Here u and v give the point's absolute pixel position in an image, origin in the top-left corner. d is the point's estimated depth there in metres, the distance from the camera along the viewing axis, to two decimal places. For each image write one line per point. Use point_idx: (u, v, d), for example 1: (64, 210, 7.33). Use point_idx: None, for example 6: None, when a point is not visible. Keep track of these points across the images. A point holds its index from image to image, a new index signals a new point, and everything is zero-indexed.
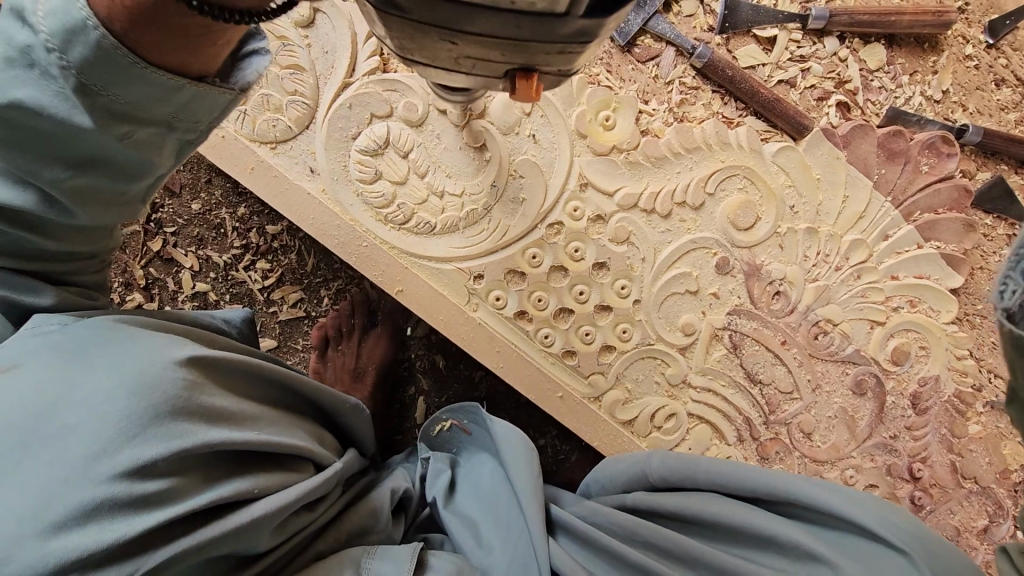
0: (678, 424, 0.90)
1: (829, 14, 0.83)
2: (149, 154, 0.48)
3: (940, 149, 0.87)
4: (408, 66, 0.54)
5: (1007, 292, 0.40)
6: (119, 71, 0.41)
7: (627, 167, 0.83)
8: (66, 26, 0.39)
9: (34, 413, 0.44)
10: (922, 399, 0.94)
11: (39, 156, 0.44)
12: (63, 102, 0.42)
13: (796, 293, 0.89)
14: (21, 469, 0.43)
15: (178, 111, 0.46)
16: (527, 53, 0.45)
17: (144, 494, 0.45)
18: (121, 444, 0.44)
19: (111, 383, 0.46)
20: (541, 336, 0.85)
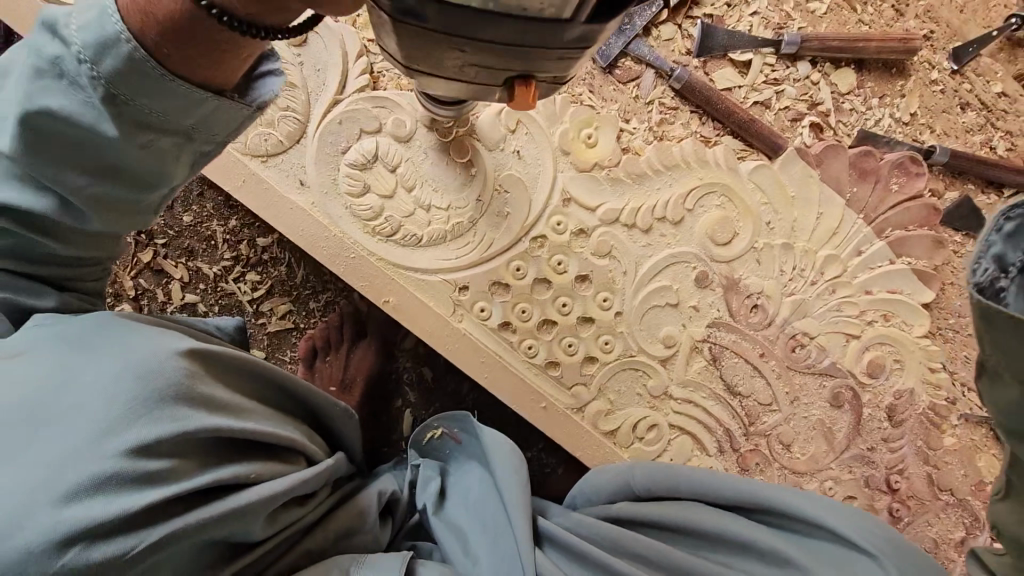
0: (659, 435, 0.91)
1: (801, 40, 0.87)
2: (166, 163, 0.52)
3: (910, 169, 0.91)
4: (406, 74, 0.56)
5: (979, 270, 0.41)
6: (146, 81, 0.46)
7: (608, 184, 0.86)
8: (97, 40, 0.44)
9: (49, 397, 0.49)
10: (897, 411, 0.97)
11: (68, 160, 0.50)
12: (91, 110, 0.47)
13: (773, 306, 0.92)
14: (37, 445, 0.48)
15: (197, 123, 0.50)
16: (529, 59, 0.47)
17: (147, 472, 0.49)
18: (128, 425, 0.49)
19: (119, 369, 0.50)
20: (524, 347, 0.86)
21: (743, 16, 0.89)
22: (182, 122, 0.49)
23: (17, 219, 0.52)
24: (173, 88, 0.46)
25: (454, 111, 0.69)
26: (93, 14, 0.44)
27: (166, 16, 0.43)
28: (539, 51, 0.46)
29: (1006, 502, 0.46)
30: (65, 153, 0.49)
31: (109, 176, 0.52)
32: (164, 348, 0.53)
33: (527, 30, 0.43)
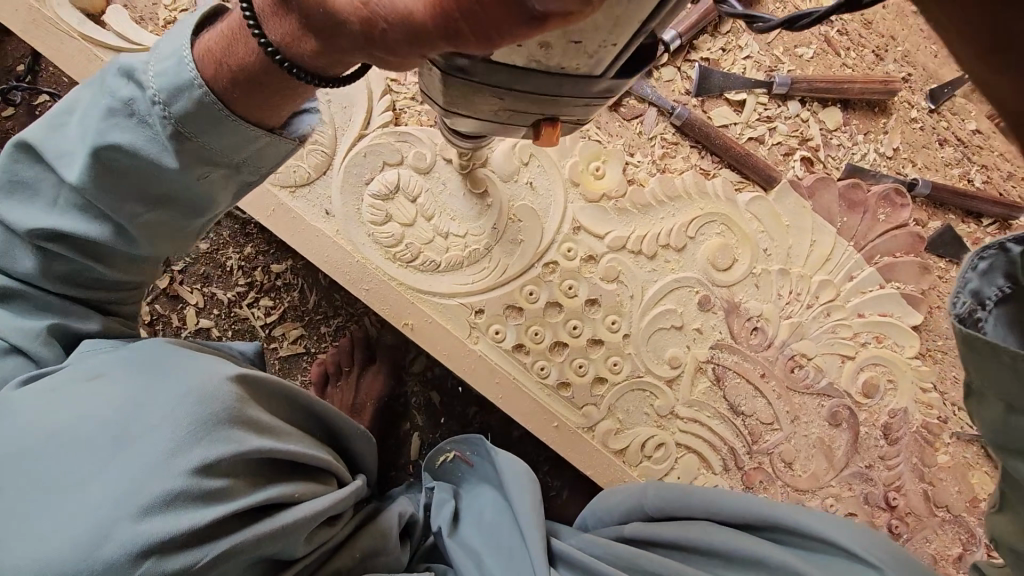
0: (667, 453, 0.95)
1: (791, 81, 0.94)
2: (215, 191, 0.60)
3: (895, 201, 0.97)
4: (442, 115, 0.61)
5: (959, 302, 0.45)
6: (211, 119, 0.53)
7: (616, 213, 0.91)
8: (172, 84, 0.52)
9: (118, 419, 0.52)
10: (893, 430, 1.01)
11: (130, 188, 0.58)
12: (157, 146, 0.55)
13: (772, 329, 0.96)
14: (110, 464, 0.51)
15: (247, 158, 0.58)
16: (559, 106, 0.53)
17: (209, 490, 0.52)
18: (192, 445, 0.52)
19: (179, 393, 0.54)
20: (537, 368, 0.90)
21: (737, 60, 0.96)
22: (236, 152, 0.56)
23: (77, 246, 0.61)
24: (232, 126, 0.54)
25: (472, 142, 0.75)
26: (169, 63, 0.52)
27: (238, 63, 0.51)
28: (568, 101, 0.52)
29: (1001, 514, 0.48)
30: (130, 182, 0.57)
31: (165, 202, 0.60)
32: (218, 373, 0.57)
33: (560, 83, 0.49)
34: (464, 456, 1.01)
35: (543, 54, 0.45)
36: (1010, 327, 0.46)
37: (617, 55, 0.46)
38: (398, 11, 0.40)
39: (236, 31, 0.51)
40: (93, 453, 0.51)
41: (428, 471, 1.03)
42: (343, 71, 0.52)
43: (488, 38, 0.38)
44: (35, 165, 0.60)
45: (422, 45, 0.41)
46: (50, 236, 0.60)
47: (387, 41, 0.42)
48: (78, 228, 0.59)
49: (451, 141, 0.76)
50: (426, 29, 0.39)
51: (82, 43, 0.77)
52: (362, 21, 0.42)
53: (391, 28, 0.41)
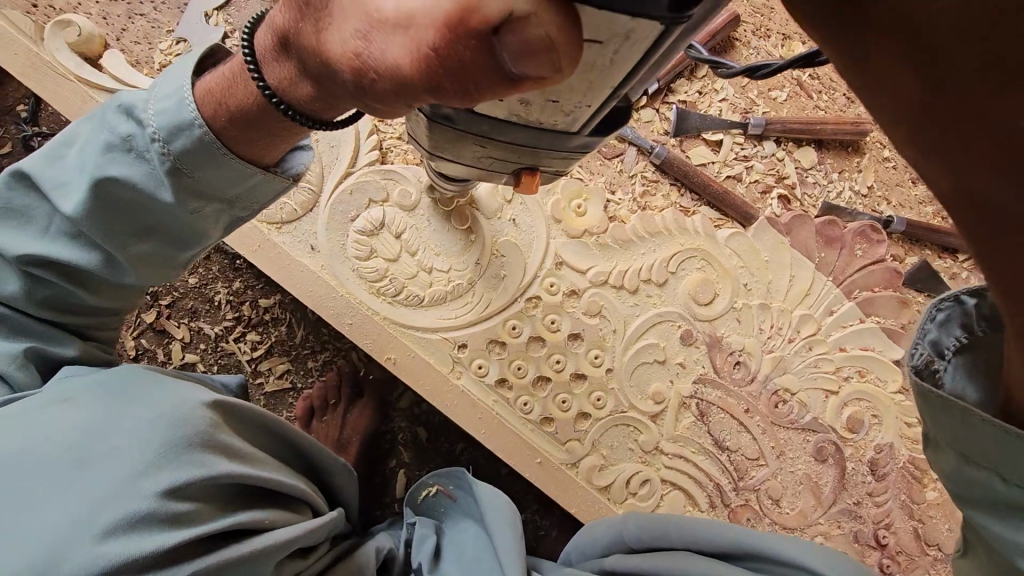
0: (652, 490, 0.94)
1: (765, 122, 0.98)
2: (207, 224, 0.63)
3: (871, 237, 0.99)
4: (427, 155, 0.64)
5: (915, 355, 0.51)
6: (210, 158, 0.56)
7: (598, 249, 0.93)
8: (173, 124, 0.55)
9: (87, 440, 0.53)
10: (879, 465, 1.00)
11: (123, 220, 0.61)
12: (153, 180, 0.58)
13: (754, 363, 0.97)
14: (75, 485, 0.50)
15: (238, 194, 0.61)
16: (538, 156, 0.55)
17: (176, 513, 0.52)
18: (161, 466, 0.52)
19: (150, 416, 0.54)
20: (520, 403, 0.90)
21: (714, 102, 1.00)
22: (230, 189, 0.59)
23: (65, 272, 0.64)
24: (226, 166, 0.57)
25: (463, 185, 0.77)
26: (170, 104, 0.56)
27: (238, 102, 0.54)
28: (546, 152, 0.54)
29: (966, 558, 0.52)
30: (124, 214, 0.60)
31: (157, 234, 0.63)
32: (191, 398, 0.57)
33: (541, 135, 0.51)
34: (449, 493, 1.01)
35: (523, 110, 0.47)
36: (970, 377, 0.50)
37: (594, 114, 0.47)
38: (380, 64, 0.38)
39: (236, 73, 0.54)
40: (57, 476, 0.51)
41: (412, 506, 1.03)
42: (337, 116, 0.55)
43: (467, 98, 0.36)
44: (29, 194, 0.62)
45: (405, 95, 0.38)
46: (39, 262, 0.62)
47: (373, 90, 0.40)
48: (67, 255, 0.62)
49: (439, 186, 0.78)
50: (411, 80, 0.36)
51: (77, 85, 0.80)
52: (349, 63, 0.40)
53: (375, 80, 0.39)
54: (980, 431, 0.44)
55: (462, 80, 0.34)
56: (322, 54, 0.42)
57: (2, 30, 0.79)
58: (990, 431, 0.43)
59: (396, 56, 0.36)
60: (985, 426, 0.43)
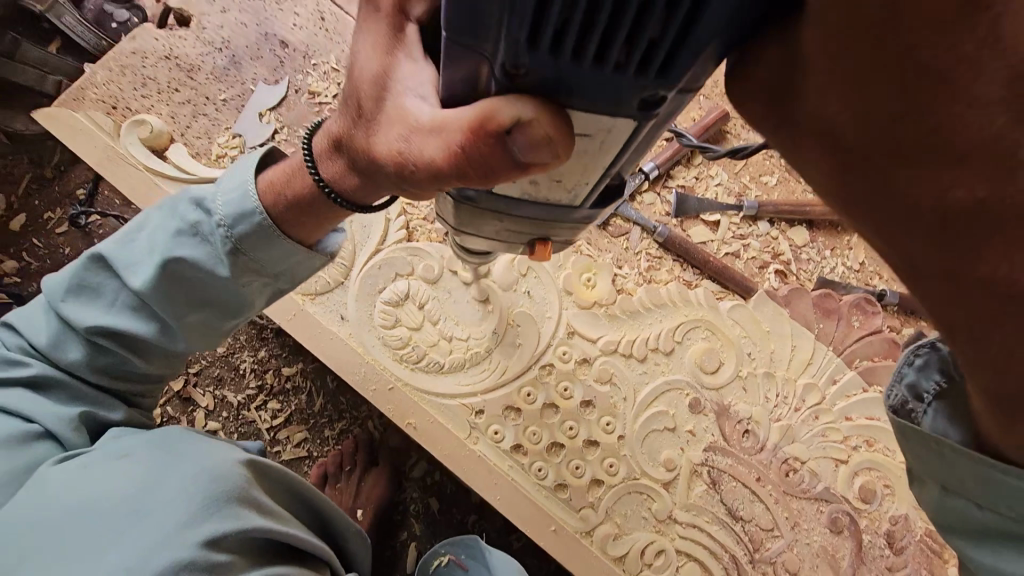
0: (667, 561, 0.93)
1: (758, 205, 1.07)
2: (253, 296, 0.71)
3: (866, 308, 1.05)
4: (454, 233, 0.72)
5: (892, 397, 0.57)
6: (266, 240, 0.65)
7: (607, 320, 0.99)
8: (238, 211, 0.64)
9: (138, 491, 0.58)
10: (896, 537, 0.99)
11: (182, 294, 0.69)
12: (214, 259, 0.66)
13: (762, 431, 0.99)
14: (126, 535, 0.55)
15: (285, 269, 0.69)
16: (548, 228, 0.63)
17: (214, 563, 0.55)
18: (204, 517, 0.57)
19: (196, 470, 0.60)
20: (535, 469, 0.92)
21: (710, 186, 1.09)
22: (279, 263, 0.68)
23: (124, 339, 0.71)
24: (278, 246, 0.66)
25: (482, 257, 0.84)
26: (235, 194, 0.65)
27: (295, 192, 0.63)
28: (554, 225, 0.62)
29: None
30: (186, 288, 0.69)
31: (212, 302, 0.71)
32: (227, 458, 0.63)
33: (550, 211, 0.58)
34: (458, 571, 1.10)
35: (533, 188, 0.55)
36: (953, 423, 0.54)
37: (592, 190, 0.54)
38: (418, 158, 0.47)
39: (296, 168, 0.64)
40: (112, 528, 0.55)
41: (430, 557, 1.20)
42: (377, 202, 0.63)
43: (486, 181, 0.44)
44: (102, 273, 0.71)
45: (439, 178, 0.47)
46: (102, 332, 0.70)
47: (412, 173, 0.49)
48: (127, 326, 0.69)
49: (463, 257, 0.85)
50: (443, 170, 0.45)
51: (144, 174, 0.91)
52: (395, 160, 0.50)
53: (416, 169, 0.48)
54: (959, 464, 0.51)
55: (476, 169, 0.43)
56: (371, 157, 0.52)
57: (87, 129, 0.91)
58: (969, 464, 0.50)
59: (430, 154, 0.45)
60: (953, 453, 0.50)
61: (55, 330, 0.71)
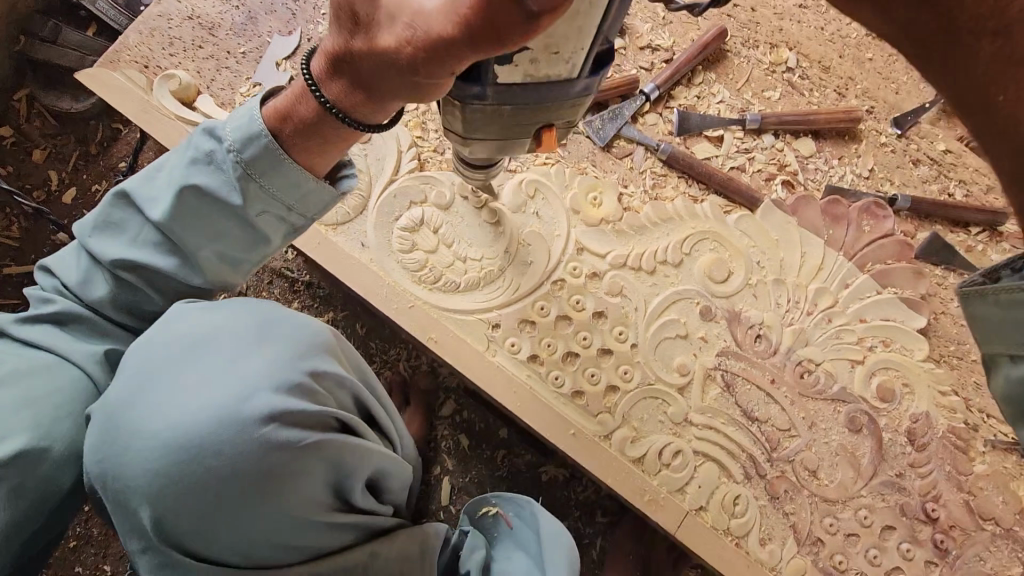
0: (685, 461, 0.97)
1: (761, 117, 1.08)
2: (268, 231, 0.74)
3: (876, 213, 1.06)
4: (460, 145, 0.75)
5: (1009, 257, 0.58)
6: (275, 163, 0.69)
7: (615, 236, 1.02)
8: (245, 135, 0.68)
9: (257, 329, 0.73)
10: (917, 435, 1.00)
11: (197, 226, 0.72)
12: (227, 186, 0.70)
13: (775, 336, 1.01)
14: (251, 357, 0.70)
15: (295, 201, 0.72)
16: (551, 111, 0.67)
17: (316, 392, 0.71)
18: (310, 358, 0.73)
19: (299, 326, 0.76)
20: (552, 377, 0.97)
21: (712, 105, 1.11)
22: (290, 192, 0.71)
23: (147, 274, 0.75)
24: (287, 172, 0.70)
25: (486, 170, 0.87)
26: (242, 119, 0.69)
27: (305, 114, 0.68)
28: (558, 106, 0.66)
29: None
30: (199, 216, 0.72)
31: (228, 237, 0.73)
32: (320, 332, 0.77)
33: (551, 90, 0.63)
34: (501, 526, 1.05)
35: (534, 68, 0.60)
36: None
37: (588, 55, 0.60)
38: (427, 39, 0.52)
39: (301, 91, 0.68)
40: (217, 368, 0.68)
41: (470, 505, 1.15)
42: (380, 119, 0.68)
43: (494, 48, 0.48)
44: (126, 209, 0.74)
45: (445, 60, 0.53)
46: (127, 266, 0.74)
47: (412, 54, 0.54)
48: (149, 258, 0.73)
49: (467, 175, 0.89)
50: (454, 40, 0.50)
51: (176, 122, 0.98)
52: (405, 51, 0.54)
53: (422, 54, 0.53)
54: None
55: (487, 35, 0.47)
56: (380, 54, 0.57)
57: (123, 86, 1.00)
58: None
59: (440, 29, 0.50)
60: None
61: (83, 268, 0.75)
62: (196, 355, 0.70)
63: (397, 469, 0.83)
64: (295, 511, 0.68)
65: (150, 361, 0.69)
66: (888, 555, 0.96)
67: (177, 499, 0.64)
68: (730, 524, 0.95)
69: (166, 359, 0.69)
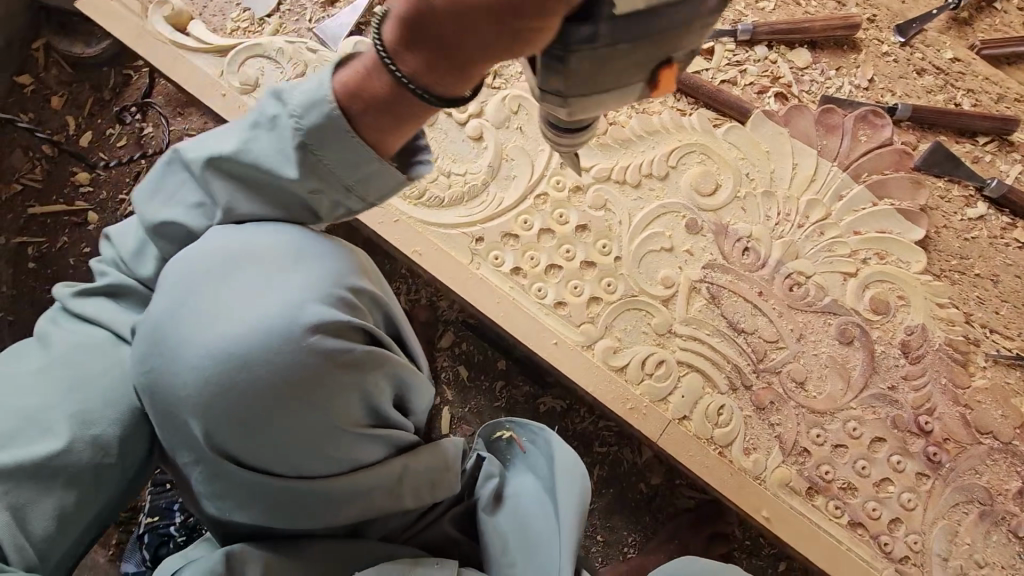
0: (668, 371, 0.97)
1: (753, 28, 1.05)
2: (322, 207, 0.61)
3: (873, 121, 1.02)
4: (559, 138, 0.59)
5: None
6: (339, 138, 0.54)
7: (600, 151, 1.02)
8: (309, 97, 0.54)
9: (295, 240, 0.61)
10: (912, 347, 0.97)
11: (241, 191, 0.60)
12: (280, 156, 0.56)
13: (763, 248, 1.00)
14: (289, 271, 0.58)
15: (358, 181, 0.57)
16: (670, 33, 0.47)
17: (363, 313, 0.62)
18: (359, 276, 0.63)
19: (340, 241, 0.65)
20: (535, 288, 0.98)
21: None
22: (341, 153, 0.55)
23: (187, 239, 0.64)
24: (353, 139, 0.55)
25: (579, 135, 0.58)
26: (314, 80, 0.55)
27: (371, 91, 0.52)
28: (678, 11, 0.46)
29: None
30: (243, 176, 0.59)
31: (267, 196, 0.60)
32: (359, 256, 0.66)
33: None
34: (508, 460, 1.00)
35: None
36: None
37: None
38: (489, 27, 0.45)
39: (374, 62, 0.51)
40: (257, 277, 0.58)
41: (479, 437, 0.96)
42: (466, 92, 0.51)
43: None
44: (171, 163, 0.62)
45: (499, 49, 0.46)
46: (163, 228, 0.63)
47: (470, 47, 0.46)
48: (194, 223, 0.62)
49: (549, 141, 0.60)
50: None
51: (170, 47, 1.02)
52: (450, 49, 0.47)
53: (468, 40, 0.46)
54: None
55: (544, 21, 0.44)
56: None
57: (120, 13, 1.03)
58: None
59: None
60: None
61: (138, 236, 0.66)
62: (230, 266, 0.57)
63: (419, 384, 0.70)
64: (340, 447, 0.60)
65: (188, 275, 0.58)
66: (877, 467, 0.94)
67: (218, 430, 0.56)
68: (714, 434, 0.95)
69: (203, 268, 0.57)
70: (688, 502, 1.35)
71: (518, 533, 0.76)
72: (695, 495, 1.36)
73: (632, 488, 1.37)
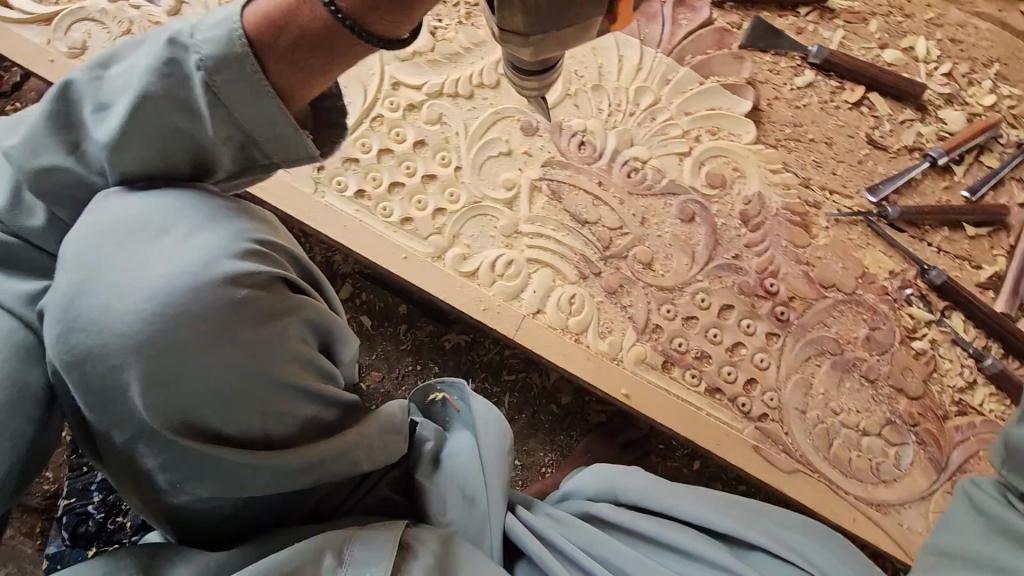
0: (517, 270, 0.99)
1: None
2: (216, 156, 0.49)
3: (691, 7, 1.07)
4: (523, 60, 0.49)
5: None
6: (246, 90, 0.45)
7: (430, 67, 1.05)
8: (221, 33, 0.44)
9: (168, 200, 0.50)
10: (750, 215, 1.00)
11: (135, 156, 0.49)
12: (195, 111, 0.46)
13: (599, 141, 1.02)
14: (178, 232, 0.50)
15: (275, 149, 0.49)
16: None
17: (259, 263, 0.52)
18: (236, 223, 0.52)
19: (180, 188, 0.51)
20: (380, 207, 1.00)
21: None
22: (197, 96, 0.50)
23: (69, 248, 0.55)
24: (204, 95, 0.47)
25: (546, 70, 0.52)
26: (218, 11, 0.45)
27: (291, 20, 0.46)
28: None
29: None
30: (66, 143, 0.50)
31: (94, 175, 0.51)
32: (230, 202, 0.54)
33: None
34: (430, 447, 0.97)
35: None
36: None
37: None
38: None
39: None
40: (156, 250, 0.49)
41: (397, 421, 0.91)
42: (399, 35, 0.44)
43: None
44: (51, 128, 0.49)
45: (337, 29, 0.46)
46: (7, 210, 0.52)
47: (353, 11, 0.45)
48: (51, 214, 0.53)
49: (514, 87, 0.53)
50: None
51: None
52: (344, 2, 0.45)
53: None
54: None
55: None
56: None
57: None
58: None
59: None
60: None
61: None
62: (115, 244, 0.49)
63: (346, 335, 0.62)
64: (283, 401, 0.53)
65: (73, 261, 0.49)
66: (729, 333, 0.97)
67: (146, 401, 0.48)
68: (568, 323, 0.97)
69: (85, 248, 0.49)
70: (599, 416, 1.38)
71: (456, 490, 0.74)
72: (606, 409, 1.38)
73: (544, 411, 1.38)
